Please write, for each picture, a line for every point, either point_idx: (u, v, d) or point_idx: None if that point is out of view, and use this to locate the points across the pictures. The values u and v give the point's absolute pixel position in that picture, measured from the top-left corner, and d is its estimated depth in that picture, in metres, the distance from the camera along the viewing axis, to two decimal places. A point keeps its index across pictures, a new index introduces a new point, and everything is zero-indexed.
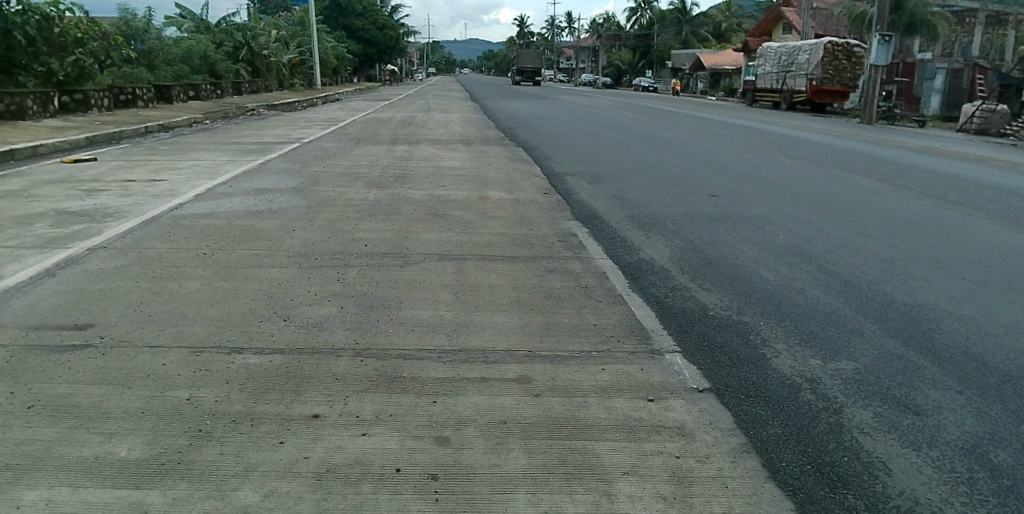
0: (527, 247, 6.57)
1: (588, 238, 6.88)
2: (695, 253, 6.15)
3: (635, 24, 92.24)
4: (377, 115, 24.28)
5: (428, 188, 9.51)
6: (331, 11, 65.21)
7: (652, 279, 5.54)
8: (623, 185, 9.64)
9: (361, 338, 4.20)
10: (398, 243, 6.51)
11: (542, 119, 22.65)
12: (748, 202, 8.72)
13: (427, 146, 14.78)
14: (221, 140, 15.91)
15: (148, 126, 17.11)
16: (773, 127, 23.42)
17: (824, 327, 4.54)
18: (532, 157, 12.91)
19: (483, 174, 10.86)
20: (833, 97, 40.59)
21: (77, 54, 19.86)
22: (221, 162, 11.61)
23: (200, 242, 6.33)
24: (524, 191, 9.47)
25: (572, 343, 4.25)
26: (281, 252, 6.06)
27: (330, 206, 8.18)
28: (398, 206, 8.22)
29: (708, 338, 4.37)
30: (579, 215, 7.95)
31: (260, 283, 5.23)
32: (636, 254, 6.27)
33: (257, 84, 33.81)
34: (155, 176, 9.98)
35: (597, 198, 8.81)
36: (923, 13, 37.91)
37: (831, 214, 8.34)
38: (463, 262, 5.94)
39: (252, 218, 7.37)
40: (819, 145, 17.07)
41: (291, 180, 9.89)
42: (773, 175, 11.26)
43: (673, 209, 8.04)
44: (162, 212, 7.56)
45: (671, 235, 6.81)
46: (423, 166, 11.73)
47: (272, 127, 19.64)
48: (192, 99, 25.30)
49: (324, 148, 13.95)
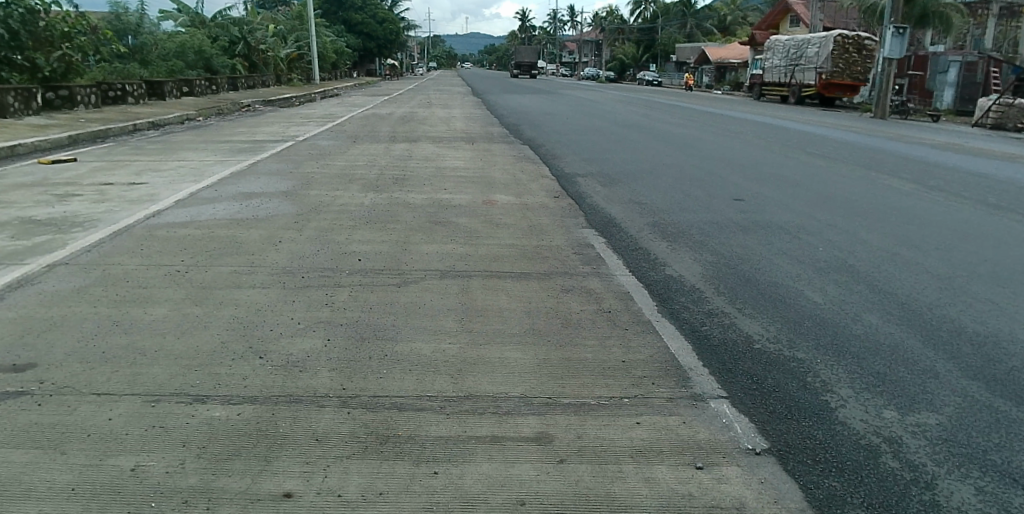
0: (539, 261, 5.91)
1: (606, 250, 6.22)
2: (728, 271, 5.50)
3: (639, 17, 91.15)
4: (377, 111, 23.58)
5: (429, 191, 8.88)
6: (331, 6, 64.47)
7: (684, 302, 4.89)
8: (639, 187, 8.98)
9: (349, 381, 3.55)
10: (396, 257, 5.85)
11: (548, 115, 21.99)
12: (776, 208, 8.09)
13: (428, 144, 14.14)
14: (211, 138, 15.26)
15: (135, 123, 16.54)
16: (789, 123, 22.70)
17: (892, 367, 3.88)
18: (539, 156, 12.27)
19: (489, 175, 10.23)
20: (843, 91, 39.81)
21: (64, 48, 19.49)
22: (208, 163, 10.97)
23: (176, 258, 5.69)
24: (533, 194, 8.83)
25: (598, 388, 3.58)
26: (265, 269, 5.41)
27: (322, 212, 7.55)
28: (396, 213, 7.58)
29: (760, 380, 3.73)
30: (594, 222, 7.29)
31: (237, 309, 4.57)
32: (661, 270, 5.61)
33: (254, 79, 33.17)
34: (136, 179, 9.37)
35: (612, 203, 8.14)
36: (937, 5, 37.23)
37: (868, 222, 7.67)
38: (468, 281, 5.29)
39: (236, 228, 6.75)
40: (840, 142, 16.37)
41: (282, 182, 9.25)
42: (797, 176, 10.60)
43: (698, 216, 7.39)
44: (136, 220, 6.93)
45: (699, 248, 6.16)
46: (424, 166, 11.07)
47: (267, 124, 19.05)
48: (185, 95, 24.72)
49: (319, 147, 13.34)
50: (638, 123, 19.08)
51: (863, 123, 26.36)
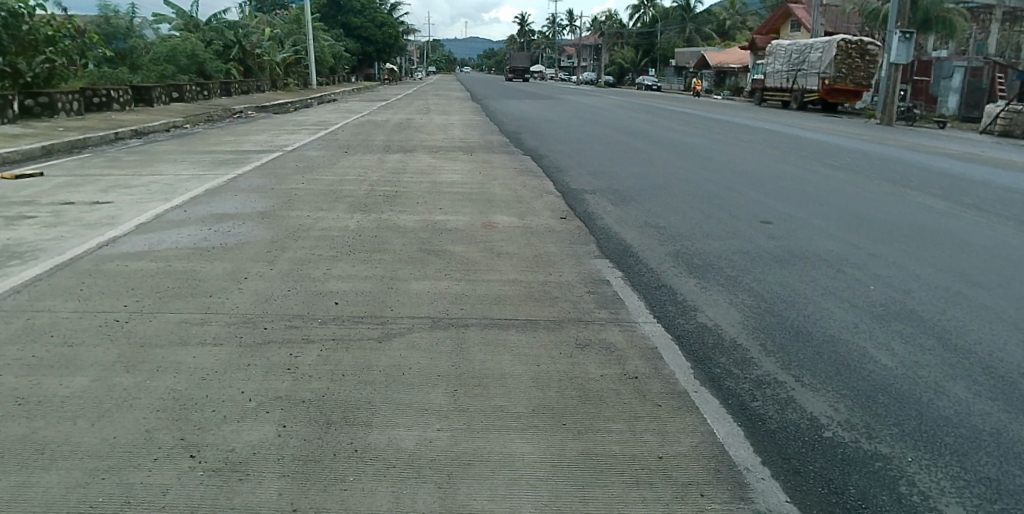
0: (547, 303, 5.02)
1: (625, 289, 5.36)
2: (772, 323, 4.64)
3: (637, 21, 90.18)
4: (372, 117, 22.74)
5: (422, 211, 8.03)
6: (330, 9, 63.74)
7: (726, 367, 4.03)
8: (655, 207, 8.11)
9: (302, 498, 2.67)
10: (380, 299, 4.98)
11: (549, 122, 21.17)
12: (809, 232, 7.26)
13: (423, 154, 13.32)
14: (194, 148, 14.37)
15: (117, 132, 15.71)
16: (799, 131, 21.89)
17: (1007, 472, 3.00)
18: (541, 168, 11.43)
19: (488, 191, 9.37)
20: (845, 97, 39.09)
21: (47, 53, 18.62)
22: (185, 178, 10.11)
23: (119, 302, 4.82)
24: (537, 215, 7.97)
25: (632, 503, 2.70)
26: (222, 320, 4.54)
27: (300, 238, 6.70)
28: (383, 239, 6.73)
29: (841, 490, 2.87)
30: (608, 251, 6.41)
31: (177, 380, 3.70)
32: (692, 318, 4.73)
33: (247, 84, 32.30)
34: (100, 198, 8.51)
35: (625, 226, 7.28)
36: (941, 10, 36.56)
37: (913, 249, 6.82)
38: (464, 332, 4.43)
39: (199, 259, 5.90)
40: (857, 153, 15.54)
41: (260, 201, 8.38)
42: (821, 192, 9.76)
43: (725, 243, 6.55)
44: (86, 250, 6.07)
45: (734, 288, 5.30)
46: (418, 181, 10.19)
47: (255, 132, 18.21)
48: (174, 101, 23.88)
49: (308, 158, 12.49)
50: (644, 131, 18.29)
51: (874, 130, 25.55)
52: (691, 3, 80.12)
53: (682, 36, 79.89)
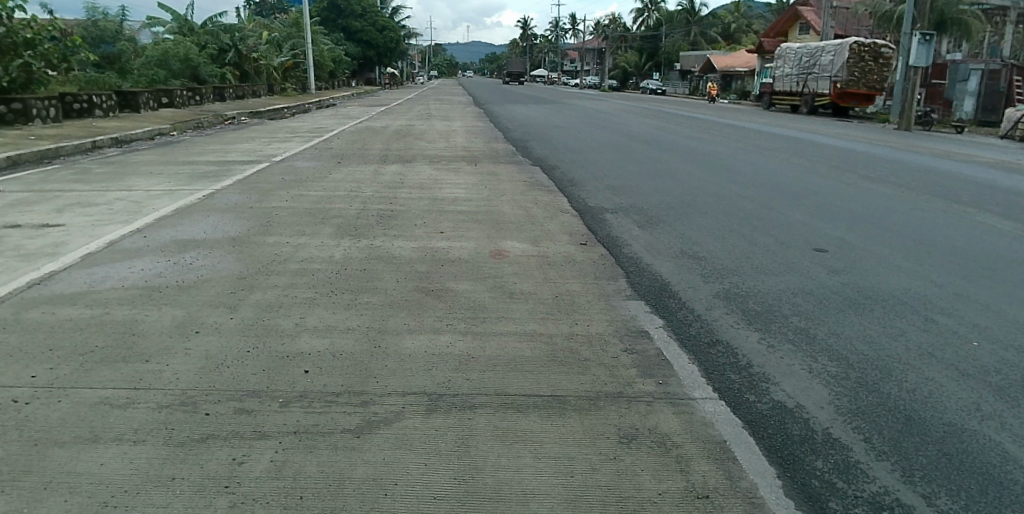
0: (576, 369, 3.94)
1: (671, 346, 4.28)
2: (871, 405, 3.57)
3: (641, 24, 89.09)
4: (370, 124, 21.71)
5: (420, 235, 6.96)
6: (330, 13, 62.69)
7: (829, 478, 2.95)
8: (689, 231, 7.04)
9: None
10: (362, 365, 3.89)
11: (556, 128, 20.13)
12: (874, 264, 6.19)
13: (423, 165, 12.25)
14: (176, 158, 13.35)
15: (95, 141, 14.72)
16: (819, 137, 20.86)
17: None
18: (552, 182, 10.37)
19: (495, 210, 8.31)
20: (858, 101, 38.00)
21: (26, 56, 17.71)
22: (156, 195, 9.07)
23: (25, 372, 3.75)
24: (552, 240, 6.89)
25: None
26: (154, 400, 3.47)
27: (273, 272, 5.62)
28: (374, 273, 5.66)
29: None
30: (643, 290, 5.33)
31: (65, 508, 2.62)
32: (766, 395, 3.66)
33: (242, 89, 31.31)
34: (52, 220, 7.48)
35: (658, 255, 6.20)
36: (955, 11, 35.58)
37: (1001, 285, 5.76)
38: (471, 416, 3.35)
39: (145, 304, 4.83)
40: (890, 162, 14.50)
41: (235, 224, 7.31)
42: (869, 210, 8.71)
43: (783, 280, 5.48)
44: (9, 292, 5.02)
45: (809, 348, 4.23)
46: (417, 197, 9.13)
47: (245, 140, 17.18)
48: (163, 107, 22.93)
49: (295, 170, 11.45)
50: (656, 138, 17.26)
51: (895, 135, 24.47)
52: (696, 6, 79.06)
53: (687, 39, 78.77)
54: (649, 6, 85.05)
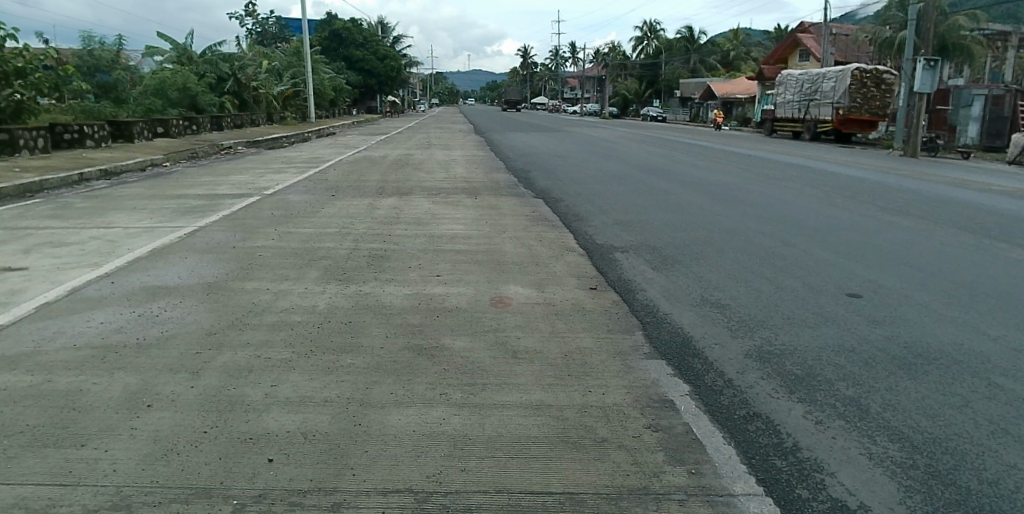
0: (592, 454, 3.31)
1: (702, 423, 3.65)
2: (952, 505, 2.94)
3: (641, 52, 89.49)
4: (367, 154, 21.25)
5: (413, 280, 6.36)
6: (330, 42, 62.90)
7: None
8: (708, 273, 6.46)
9: None
10: (337, 451, 3.27)
11: (558, 157, 19.65)
12: (914, 312, 5.61)
13: (421, 198, 11.72)
14: (164, 191, 12.83)
15: (82, 173, 14.23)
16: (828, 165, 20.38)
17: None
18: (557, 216, 9.81)
19: (496, 249, 7.72)
20: (861, 127, 37.67)
21: (16, 86, 17.34)
22: (134, 232, 8.50)
23: None
24: (558, 284, 6.29)
25: None
26: (79, 503, 2.84)
27: (247, 327, 5.00)
28: (360, 325, 5.05)
29: None
30: (663, 348, 4.71)
31: None
32: (822, 491, 3.04)
33: (240, 118, 31.00)
34: (16, 263, 6.90)
35: (678, 303, 5.59)
36: (956, 37, 35.45)
37: None
38: None
39: (96, 369, 4.21)
40: (907, 191, 13.97)
41: (212, 266, 6.72)
42: (897, 248, 8.16)
43: (819, 336, 4.88)
44: None
45: (863, 427, 3.62)
46: (412, 234, 8.55)
47: (238, 171, 16.67)
48: (158, 136, 22.54)
49: (286, 204, 10.91)
50: (662, 168, 16.78)
51: (904, 163, 24.00)
52: (696, 34, 79.42)
53: (687, 67, 79.01)
54: (649, 33, 85.57)
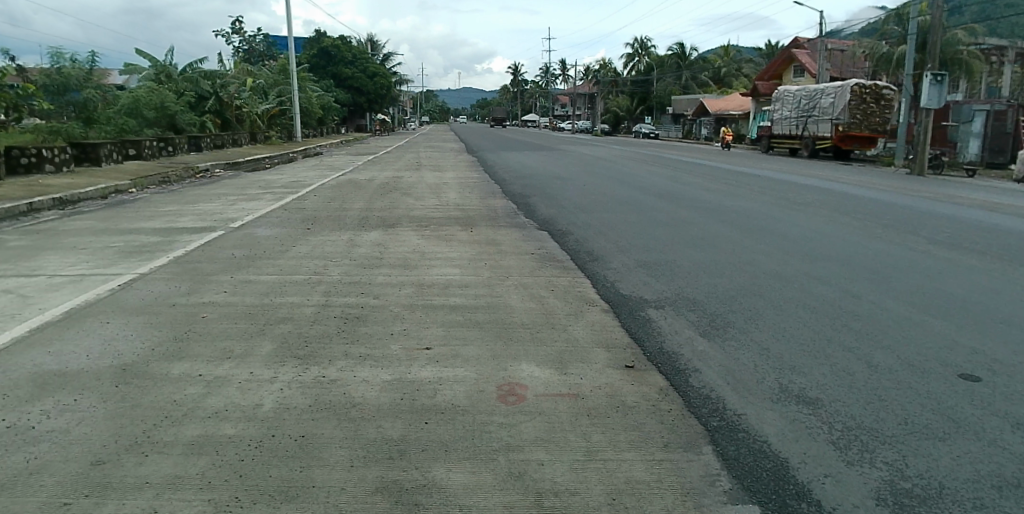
0: None
1: None
2: None
3: (632, 68, 88.89)
4: (353, 176, 19.82)
5: (388, 357, 4.90)
6: (319, 60, 61.57)
7: None
8: (774, 344, 5.07)
9: None
10: None
11: (557, 180, 18.34)
12: None
13: (409, 231, 10.32)
14: (119, 224, 11.34)
15: (32, 203, 12.72)
16: (844, 186, 19.15)
17: None
18: (567, 256, 8.42)
19: (501, 304, 6.28)
20: (860, 143, 36.21)
21: None
22: (58, 282, 7.00)
23: None
24: (582, 361, 4.85)
25: None
26: None
27: (155, 450, 3.50)
28: (316, 445, 3.56)
29: None
30: (750, 481, 3.28)
31: None
32: None
33: (222, 138, 29.61)
34: None
35: (751, 398, 4.17)
36: (953, 52, 34.54)
37: None
38: None
39: None
40: (946, 217, 12.65)
41: (139, 337, 5.23)
42: (978, 296, 6.82)
43: (964, 460, 3.47)
44: None
45: None
46: (398, 282, 7.13)
47: (209, 197, 15.18)
48: (128, 159, 21.03)
49: (254, 240, 9.48)
50: (673, 192, 15.49)
51: (920, 182, 22.81)
52: (687, 51, 78.95)
53: (680, 83, 78.39)
54: (640, 50, 85.15)
